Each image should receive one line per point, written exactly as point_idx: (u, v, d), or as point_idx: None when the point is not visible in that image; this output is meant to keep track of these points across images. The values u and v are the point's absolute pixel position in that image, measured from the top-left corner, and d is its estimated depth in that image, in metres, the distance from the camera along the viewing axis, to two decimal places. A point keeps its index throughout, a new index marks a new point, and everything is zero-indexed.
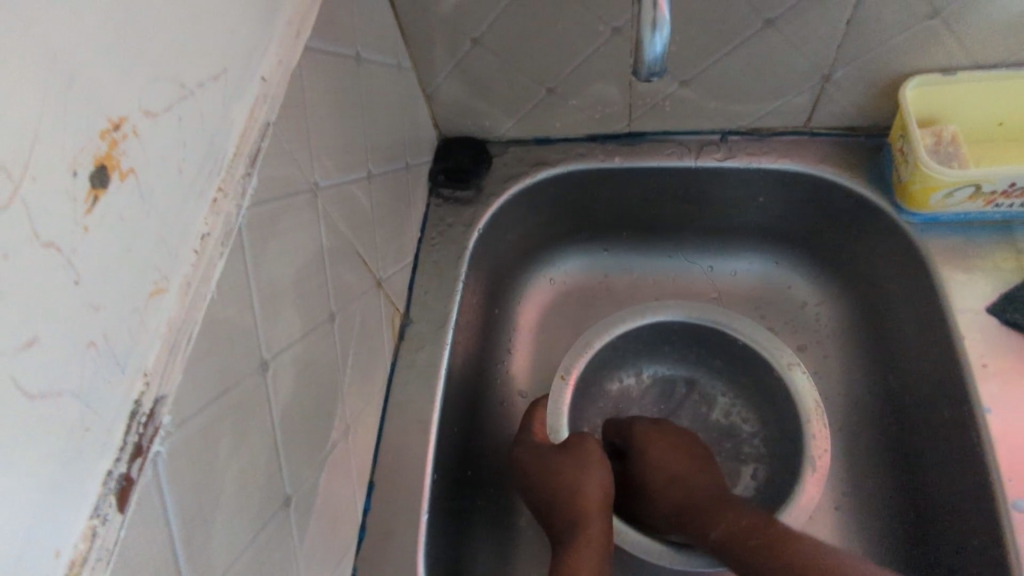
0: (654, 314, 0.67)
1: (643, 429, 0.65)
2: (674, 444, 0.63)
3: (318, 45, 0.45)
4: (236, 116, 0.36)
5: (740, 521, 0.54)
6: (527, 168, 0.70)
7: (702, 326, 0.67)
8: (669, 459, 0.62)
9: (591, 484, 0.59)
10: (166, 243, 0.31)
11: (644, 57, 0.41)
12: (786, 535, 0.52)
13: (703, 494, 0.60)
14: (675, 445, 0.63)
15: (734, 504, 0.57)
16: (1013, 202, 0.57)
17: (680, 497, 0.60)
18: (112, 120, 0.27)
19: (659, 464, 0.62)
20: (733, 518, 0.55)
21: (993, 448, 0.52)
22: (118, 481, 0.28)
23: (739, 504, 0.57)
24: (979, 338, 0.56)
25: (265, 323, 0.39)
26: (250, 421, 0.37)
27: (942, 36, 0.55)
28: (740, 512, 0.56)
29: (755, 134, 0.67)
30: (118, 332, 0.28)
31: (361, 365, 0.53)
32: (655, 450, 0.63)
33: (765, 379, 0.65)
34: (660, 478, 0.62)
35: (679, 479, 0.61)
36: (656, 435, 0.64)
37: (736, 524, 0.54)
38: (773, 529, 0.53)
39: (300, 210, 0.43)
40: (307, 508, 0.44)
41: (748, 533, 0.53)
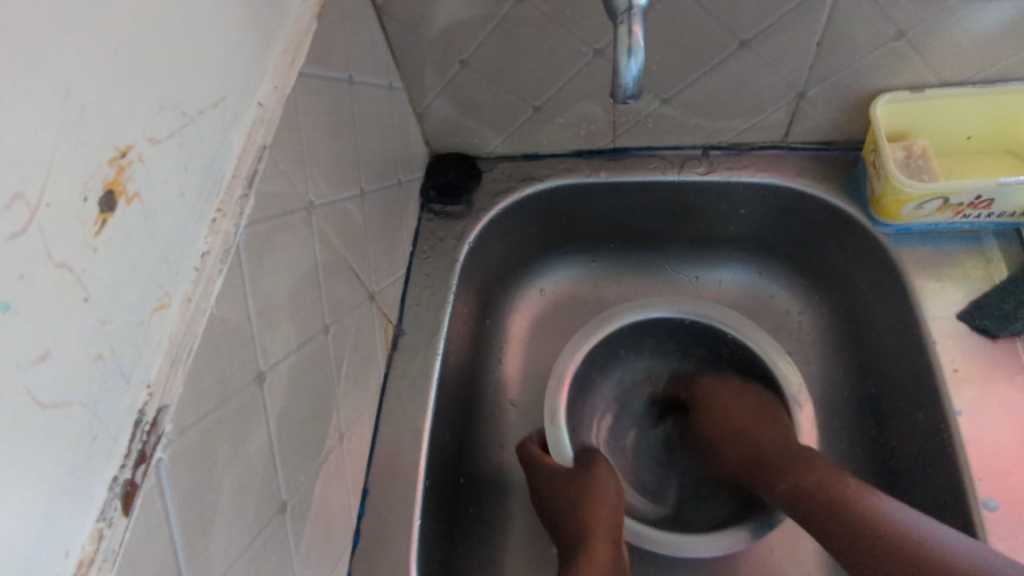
0: (648, 309, 0.69)
1: (707, 386, 0.69)
2: (743, 404, 0.66)
3: (312, 70, 0.47)
4: (233, 140, 0.38)
5: (823, 478, 0.54)
6: (516, 182, 0.72)
7: (694, 322, 0.69)
8: (738, 415, 0.65)
9: (602, 502, 0.60)
10: (169, 261, 0.33)
11: (621, 80, 0.44)
12: (852, 495, 0.52)
13: (779, 452, 0.59)
14: (744, 404, 0.66)
15: (816, 457, 0.57)
16: (981, 213, 0.59)
17: (743, 450, 0.62)
18: (119, 148, 0.29)
19: (730, 419, 0.65)
20: (807, 475, 0.55)
21: (965, 450, 0.54)
22: (123, 485, 0.29)
23: (815, 455, 0.58)
24: (952, 344, 0.58)
25: (263, 336, 0.41)
26: (247, 429, 0.38)
27: (910, 55, 0.58)
28: (814, 470, 0.55)
29: (736, 149, 0.69)
30: (124, 346, 0.30)
31: (354, 375, 0.55)
32: (721, 404, 0.67)
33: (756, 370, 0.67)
34: (725, 434, 0.65)
35: (744, 433, 0.63)
36: (727, 386, 0.68)
37: (815, 480, 0.54)
38: (838, 476, 0.54)
39: (295, 227, 0.45)
40: (302, 513, 0.45)
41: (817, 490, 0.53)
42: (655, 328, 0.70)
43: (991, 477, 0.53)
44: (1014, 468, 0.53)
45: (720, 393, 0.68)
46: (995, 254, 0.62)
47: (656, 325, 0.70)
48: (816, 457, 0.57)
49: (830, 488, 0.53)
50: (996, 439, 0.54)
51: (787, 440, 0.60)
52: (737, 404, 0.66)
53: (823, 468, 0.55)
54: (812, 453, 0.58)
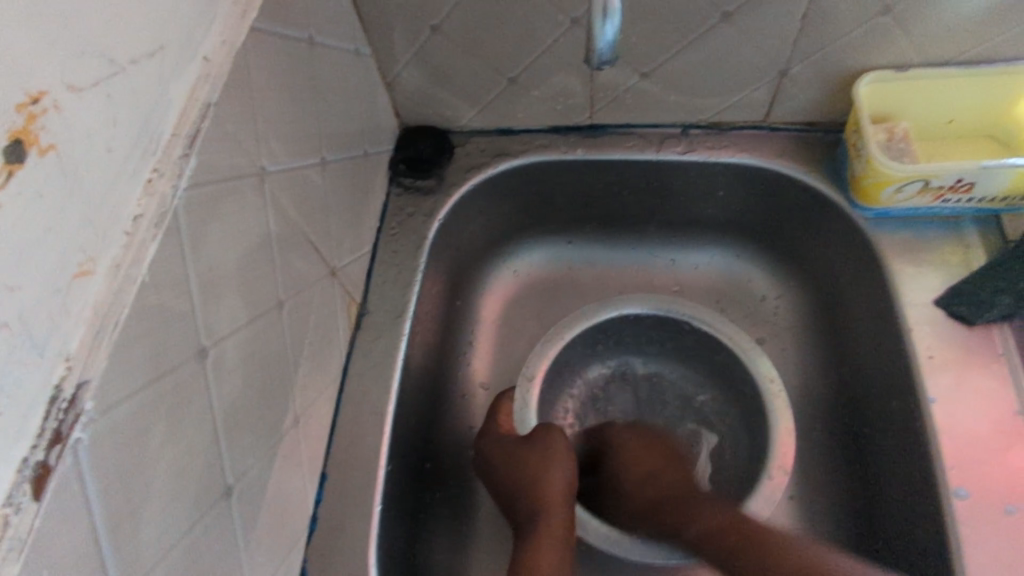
0: (622, 308, 0.66)
1: (616, 431, 0.64)
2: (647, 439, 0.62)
3: (266, 26, 0.44)
4: (173, 95, 0.35)
5: (727, 517, 0.53)
6: (489, 158, 0.69)
7: (664, 318, 0.67)
8: (636, 454, 0.61)
9: (556, 482, 0.59)
10: (94, 223, 0.30)
11: (596, 44, 0.41)
12: (756, 531, 0.51)
13: (678, 490, 0.57)
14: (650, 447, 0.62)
15: (705, 502, 0.55)
16: (961, 197, 0.57)
17: (647, 493, 0.59)
18: (29, 93, 0.26)
19: (637, 461, 0.61)
20: (710, 514, 0.54)
21: (937, 437, 0.53)
22: (34, 468, 0.27)
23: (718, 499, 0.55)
24: (927, 332, 0.57)
25: (205, 308, 0.38)
26: (185, 410, 0.36)
27: (895, 33, 0.56)
28: (714, 509, 0.54)
29: (716, 128, 0.67)
30: (36, 314, 0.27)
31: (313, 354, 0.53)
32: (627, 458, 0.62)
33: (729, 370, 0.65)
34: (631, 479, 0.60)
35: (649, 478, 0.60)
36: (639, 437, 0.63)
37: (719, 520, 0.53)
38: (739, 515, 0.53)
39: (244, 194, 0.42)
40: (250, 498, 0.43)
41: (721, 534, 0.52)
42: (627, 325, 0.68)
43: (964, 465, 0.52)
44: (987, 457, 0.52)
45: (656, 450, 0.61)
46: (974, 240, 0.60)
47: (627, 320, 0.67)
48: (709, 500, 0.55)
49: (743, 529, 0.51)
50: (969, 428, 0.53)
51: (682, 485, 0.58)
52: (647, 452, 0.61)
53: (725, 508, 0.54)
54: (692, 499, 0.56)
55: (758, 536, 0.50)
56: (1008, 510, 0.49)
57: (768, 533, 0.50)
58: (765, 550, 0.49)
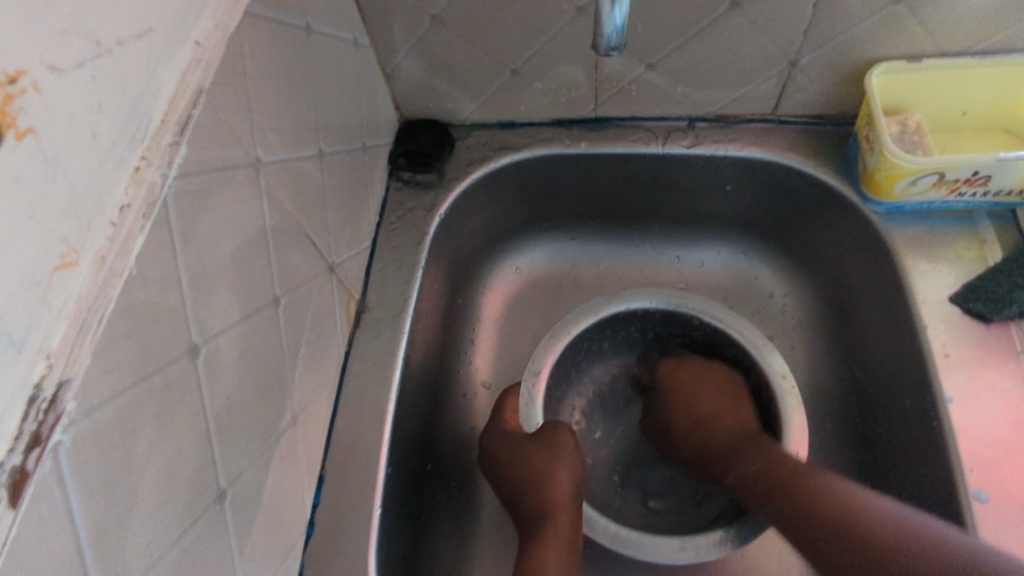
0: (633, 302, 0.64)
1: (669, 371, 0.64)
2: (705, 378, 0.63)
3: (260, 11, 0.42)
4: (163, 79, 0.34)
5: (771, 459, 0.54)
6: (491, 152, 0.68)
7: (673, 313, 0.65)
8: (709, 398, 0.61)
9: (562, 480, 0.57)
10: (77, 213, 0.28)
11: (603, 30, 0.40)
12: (791, 470, 0.52)
13: (728, 437, 0.59)
14: (705, 384, 0.62)
15: (765, 445, 0.56)
16: (977, 190, 0.56)
17: (704, 441, 0.60)
18: (6, 73, 0.24)
19: (694, 403, 0.62)
20: (750, 460, 0.55)
21: (954, 438, 0.52)
22: (12, 472, 0.25)
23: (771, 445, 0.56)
24: (942, 328, 0.55)
25: (196, 304, 0.36)
26: (175, 410, 0.34)
27: (909, 22, 0.54)
28: (754, 456, 0.55)
29: (723, 121, 0.66)
30: (13, 309, 0.25)
31: (311, 352, 0.51)
32: (687, 391, 0.63)
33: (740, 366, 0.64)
34: (685, 422, 0.62)
35: (705, 421, 0.61)
36: (687, 368, 0.64)
37: (759, 464, 0.54)
38: (780, 458, 0.54)
39: (238, 185, 0.40)
40: (244, 501, 0.41)
41: (763, 476, 0.53)
42: (635, 321, 0.66)
43: (982, 466, 0.50)
44: (1005, 458, 0.50)
45: (710, 387, 0.62)
46: (989, 235, 0.59)
47: (635, 315, 0.65)
48: (766, 442, 0.56)
49: (781, 470, 0.52)
50: (987, 427, 0.51)
51: (736, 429, 0.59)
52: (707, 384, 0.62)
53: (770, 453, 0.55)
54: (766, 442, 0.56)
55: (798, 479, 0.51)
56: None
57: (811, 477, 0.51)
58: (801, 487, 0.50)
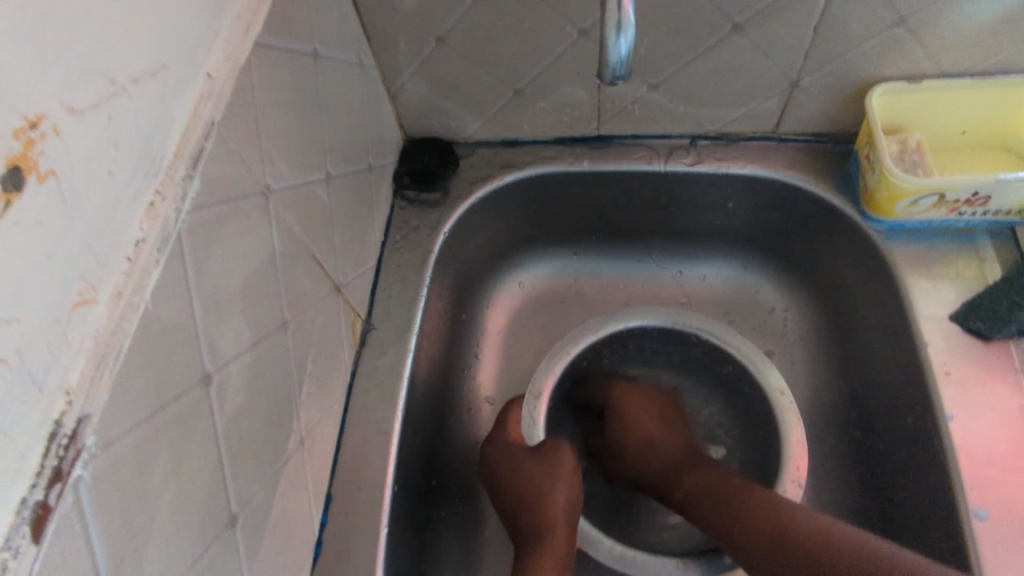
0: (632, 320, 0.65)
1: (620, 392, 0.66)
2: (650, 408, 0.65)
3: (270, 40, 0.43)
4: (177, 113, 0.34)
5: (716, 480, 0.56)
6: (495, 170, 0.68)
7: (672, 330, 0.65)
8: (641, 419, 0.64)
9: (559, 494, 0.58)
10: (95, 250, 0.29)
11: (609, 60, 0.40)
12: (749, 500, 0.53)
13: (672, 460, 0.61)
14: (647, 413, 0.65)
15: (705, 464, 0.60)
16: (977, 210, 0.57)
17: (654, 464, 0.62)
18: (28, 119, 0.25)
19: (636, 425, 0.64)
20: (700, 477, 0.58)
21: (955, 456, 0.52)
22: (34, 508, 0.25)
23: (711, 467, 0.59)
24: (943, 347, 0.56)
25: (208, 333, 0.36)
26: (189, 439, 0.35)
27: (909, 44, 0.55)
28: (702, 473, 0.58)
29: (725, 139, 0.66)
30: (34, 348, 0.26)
31: (318, 373, 0.52)
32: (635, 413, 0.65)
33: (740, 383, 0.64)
34: (639, 442, 0.63)
35: (654, 443, 0.63)
36: (636, 391, 0.66)
37: (704, 487, 0.56)
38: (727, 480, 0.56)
39: (248, 213, 0.41)
40: (254, 524, 0.41)
41: (708, 493, 0.56)
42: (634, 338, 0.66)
43: (983, 485, 0.51)
44: (1005, 476, 0.51)
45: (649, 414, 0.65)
46: (988, 252, 0.59)
47: (634, 334, 0.66)
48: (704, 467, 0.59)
49: (727, 485, 0.55)
50: (987, 446, 0.52)
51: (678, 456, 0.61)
52: (642, 410, 0.65)
53: (711, 471, 0.58)
54: (704, 462, 0.60)
55: (747, 492, 0.53)
56: None
57: (750, 492, 0.53)
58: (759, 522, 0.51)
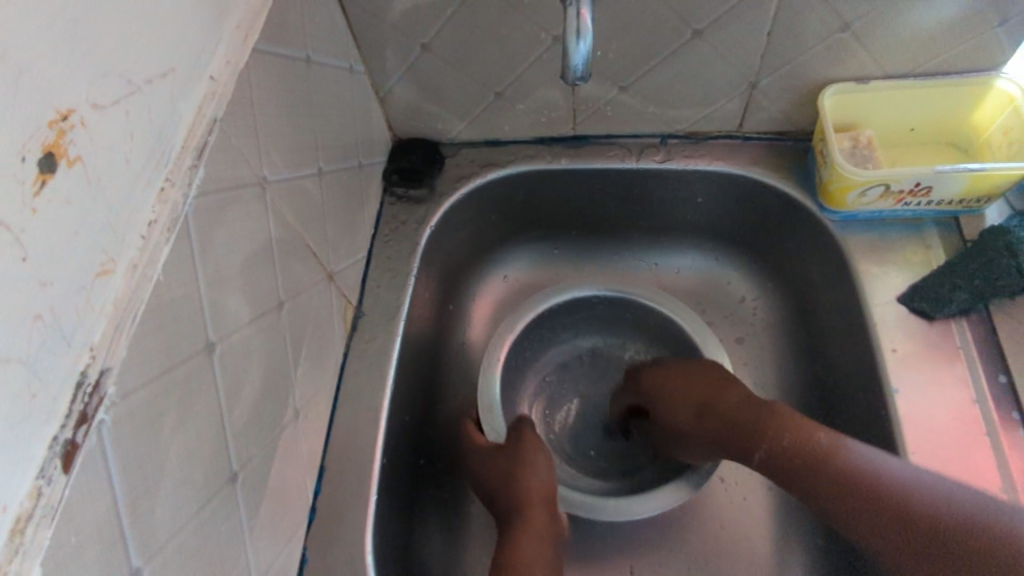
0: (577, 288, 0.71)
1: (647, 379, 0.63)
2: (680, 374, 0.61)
3: (266, 47, 0.47)
4: (184, 110, 0.39)
5: (795, 435, 0.51)
6: (479, 168, 0.73)
7: (620, 298, 0.71)
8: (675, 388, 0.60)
9: (534, 480, 0.58)
10: (114, 228, 0.33)
11: (570, 62, 0.45)
12: (824, 453, 0.49)
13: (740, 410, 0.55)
14: (684, 380, 0.60)
15: (779, 410, 0.53)
16: (921, 200, 0.61)
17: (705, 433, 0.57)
18: (60, 111, 0.29)
19: (682, 395, 0.59)
20: (776, 436, 0.52)
21: (901, 426, 0.56)
22: (63, 445, 0.30)
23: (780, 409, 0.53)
24: (891, 326, 0.60)
25: (212, 307, 0.41)
26: (194, 401, 0.39)
27: (855, 48, 0.60)
28: (776, 426, 0.52)
29: (692, 138, 0.71)
30: (64, 308, 0.30)
31: (312, 353, 0.56)
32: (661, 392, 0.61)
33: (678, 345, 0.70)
34: (684, 417, 0.58)
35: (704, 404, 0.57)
36: (666, 373, 0.61)
37: (785, 441, 0.51)
38: (807, 434, 0.51)
39: (246, 202, 0.45)
40: (253, 484, 0.46)
41: (793, 456, 0.50)
42: (581, 306, 0.73)
43: (925, 451, 0.55)
44: (946, 443, 0.55)
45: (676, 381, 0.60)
46: (934, 239, 0.64)
47: (579, 301, 0.72)
48: (783, 415, 0.52)
49: (813, 447, 0.50)
50: (931, 416, 0.56)
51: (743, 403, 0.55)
52: (672, 382, 0.60)
53: (789, 423, 0.52)
54: (778, 407, 0.53)
55: (833, 462, 0.48)
56: None
57: (831, 458, 0.49)
58: (827, 473, 0.48)
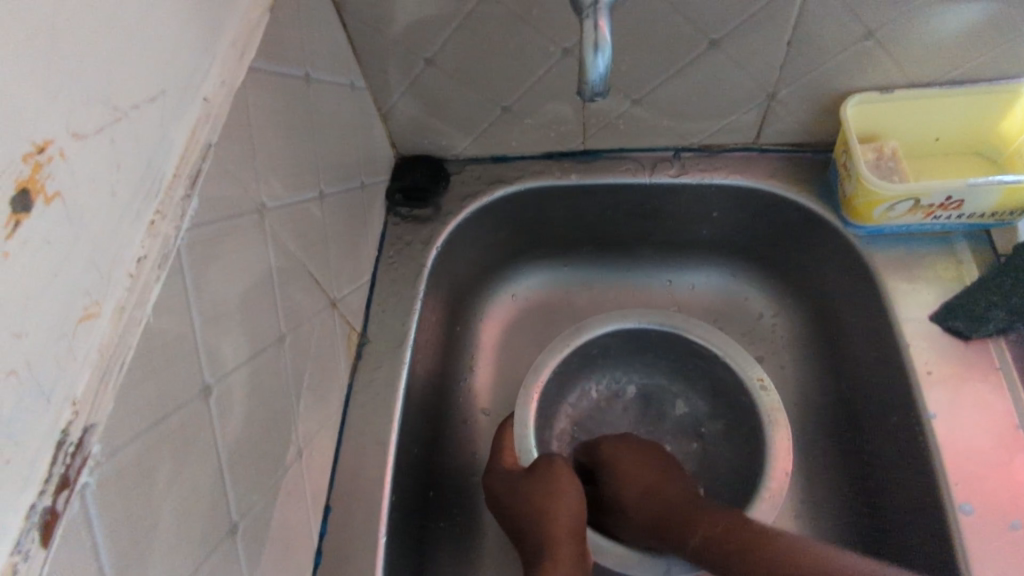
0: (627, 320, 0.68)
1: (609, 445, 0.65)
2: (635, 453, 0.63)
3: (262, 65, 0.44)
4: (175, 136, 0.36)
5: (725, 526, 0.54)
6: (485, 185, 0.70)
7: (671, 334, 0.68)
8: (642, 470, 0.62)
9: (563, 516, 0.57)
10: (98, 267, 0.30)
11: (588, 76, 0.42)
12: (758, 539, 0.52)
13: (675, 501, 0.59)
14: (641, 465, 0.62)
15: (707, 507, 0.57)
16: (951, 214, 0.58)
17: (645, 513, 0.59)
18: (35, 143, 0.27)
19: (639, 475, 0.62)
20: (710, 523, 0.55)
21: (940, 453, 0.53)
22: (42, 514, 0.27)
23: (710, 507, 0.57)
24: (924, 346, 0.58)
25: (208, 345, 0.38)
26: (189, 449, 0.36)
27: (879, 57, 0.57)
28: (716, 517, 0.55)
29: (707, 151, 0.68)
30: (42, 360, 0.27)
31: (314, 386, 0.53)
32: (625, 468, 0.62)
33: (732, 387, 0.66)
34: (630, 493, 0.61)
35: (650, 490, 0.60)
36: (625, 449, 0.64)
37: (719, 531, 0.54)
38: (742, 525, 0.53)
39: (244, 231, 0.42)
40: (254, 534, 0.42)
41: (728, 540, 0.53)
42: (624, 340, 0.69)
43: (968, 481, 0.52)
44: (988, 471, 0.52)
45: (633, 456, 0.63)
46: (965, 255, 0.61)
47: (624, 333, 0.68)
48: (710, 510, 0.56)
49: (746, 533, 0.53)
50: (973, 444, 0.53)
51: (678, 495, 0.59)
52: (644, 461, 0.62)
53: (724, 514, 0.55)
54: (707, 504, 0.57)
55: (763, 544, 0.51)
56: (1011, 525, 0.50)
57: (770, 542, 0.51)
58: (771, 550, 0.51)
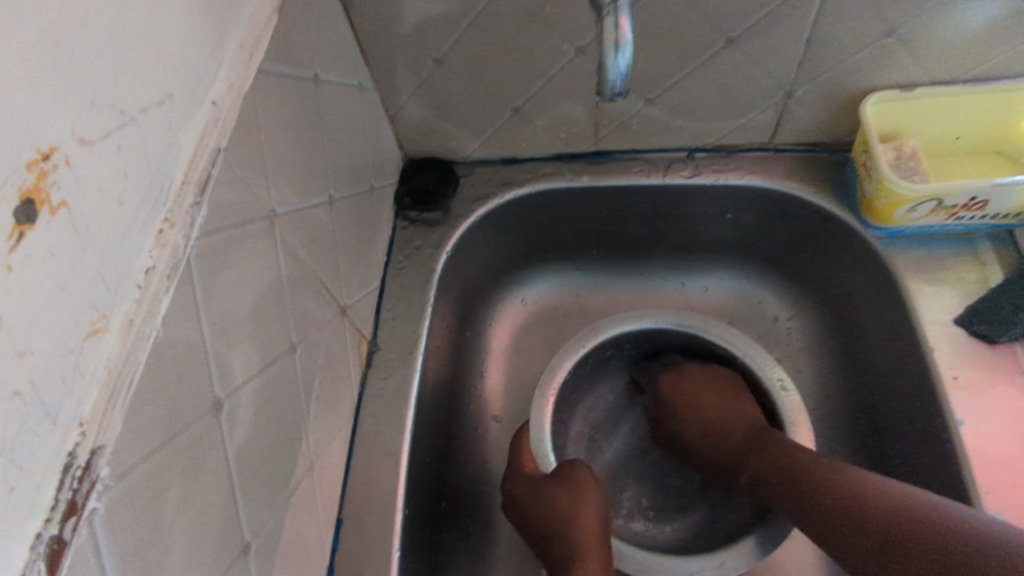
0: (642, 321, 0.66)
1: (666, 384, 0.67)
2: (700, 396, 0.65)
3: (271, 66, 0.43)
4: (183, 141, 0.34)
5: (780, 455, 0.56)
6: (495, 188, 0.69)
7: (688, 333, 0.66)
8: (703, 403, 0.64)
9: (589, 517, 0.58)
10: (106, 279, 0.29)
11: (607, 76, 0.41)
12: (808, 462, 0.53)
13: (742, 431, 0.61)
14: (715, 393, 0.65)
15: (774, 435, 0.59)
16: (975, 215, 0.57)
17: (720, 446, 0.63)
18: (40, 149, 0.25)
19: (698, 412, 0.64)
20: (764, 455, 0.57)
21: (968, 460, 0.52)
22: (49, 543, 0.25)
23: (776, 437, 0.58)
24: (948, 351, 0.56)
25: (219, 358, 0.36)
26: (200, 468, 0.34)
27: (900, 53, 0.56)
28: (771, 449, 0.57)
29: (721, 151, 0.67)
30: (48, 380, 0.26)
31: (325, 395, 0.51)
32: (692, 399, 0.65)
33: (750, 389, 0.65)
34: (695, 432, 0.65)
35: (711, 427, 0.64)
36: (682, 376, 0.67)
37: (768, 461, 0.56)
38: (791, 455, 0.55)
39: (255, 239, 0.41)
40: (265, 552, 0.41)
41: (780, 466, 0.55)
42: (641, 342, 0.68)
43: (998, 489, 0.50)
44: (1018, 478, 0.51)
45: (705, 380, 0.66)
46: (989, 256, 0.60)
47: (640, 336, 0.67)
48: (770, 442, 0.58)
49: (792, 463, 0.54)
50: (1002, 450, 0.52)
51: (741, 430, 0.61)
52: (709, 395, 0.64)
53: (778, 444, 0.57)
54: (772, 433, 0.59)
55: (811, 470, 0.52)
56: None
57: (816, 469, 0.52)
58: (818, 475, 0.52)
